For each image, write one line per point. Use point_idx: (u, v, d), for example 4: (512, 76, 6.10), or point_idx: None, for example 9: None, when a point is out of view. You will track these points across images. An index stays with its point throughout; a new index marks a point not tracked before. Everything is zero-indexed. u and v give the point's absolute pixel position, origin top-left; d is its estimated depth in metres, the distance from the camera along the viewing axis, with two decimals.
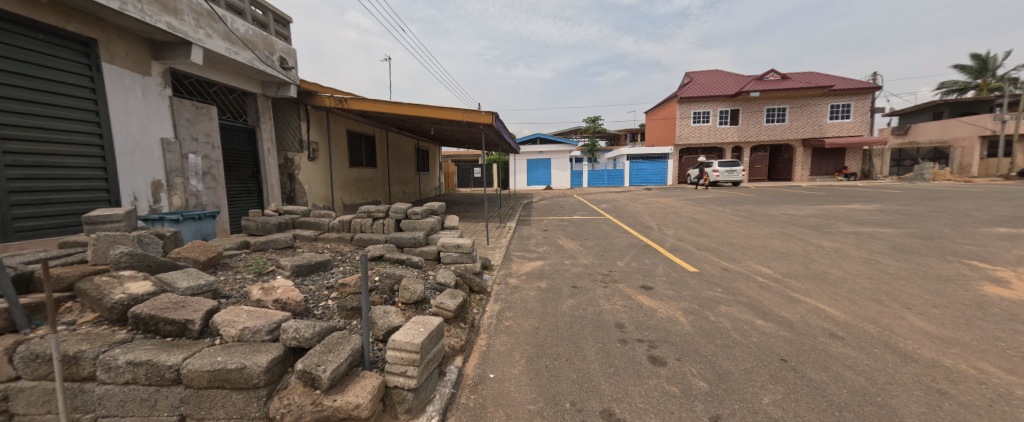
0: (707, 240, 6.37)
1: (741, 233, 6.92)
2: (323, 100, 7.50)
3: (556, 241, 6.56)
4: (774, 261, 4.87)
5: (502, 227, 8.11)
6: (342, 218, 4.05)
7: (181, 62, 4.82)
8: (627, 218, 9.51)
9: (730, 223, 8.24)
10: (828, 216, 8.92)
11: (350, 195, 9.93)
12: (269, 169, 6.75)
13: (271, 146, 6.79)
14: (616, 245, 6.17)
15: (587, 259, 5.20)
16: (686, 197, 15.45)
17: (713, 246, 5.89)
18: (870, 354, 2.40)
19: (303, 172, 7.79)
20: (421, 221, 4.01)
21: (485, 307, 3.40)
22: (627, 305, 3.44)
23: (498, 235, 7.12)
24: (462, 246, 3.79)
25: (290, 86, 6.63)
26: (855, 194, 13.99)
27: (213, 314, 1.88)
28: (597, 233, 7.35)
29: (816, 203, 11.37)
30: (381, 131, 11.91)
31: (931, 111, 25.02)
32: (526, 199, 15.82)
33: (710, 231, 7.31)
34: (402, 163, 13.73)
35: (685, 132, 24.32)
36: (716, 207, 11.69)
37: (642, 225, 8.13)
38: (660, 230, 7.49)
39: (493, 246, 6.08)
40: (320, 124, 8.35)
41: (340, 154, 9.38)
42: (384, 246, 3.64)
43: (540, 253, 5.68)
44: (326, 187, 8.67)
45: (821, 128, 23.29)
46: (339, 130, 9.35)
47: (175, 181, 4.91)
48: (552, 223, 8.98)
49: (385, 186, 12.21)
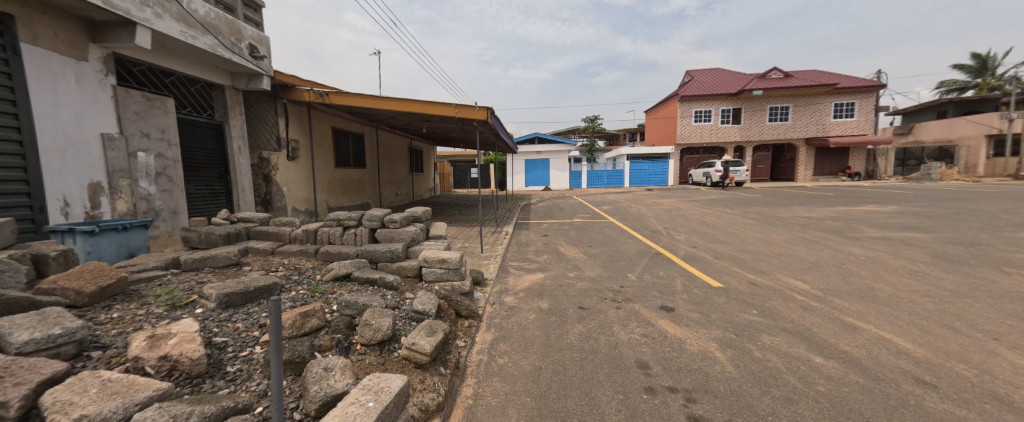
0: (724, 248, 5.77)
1: (759, 239, 6.33)
2: (302, 94, 6.89)
3: (557, 249, 5.94)
4: (806, 273, 4.27)
5: (498, 232, 7.48)
6: (307, 227, 3.41)
7: (126, 46, 4.16)
8: (632, 222, 8.90)
9: (744, 227, 7.63)
10: (846, 219, 8.35)
11: (336, 198, 9.28)
12: (240, 170, 6.09)
13: (242, 144, 6.14)
14: (625, 253, 5.55)
15: (593, 271, 4.59)
16: (690, 198, 14.89)
17: (732, 255, 5.28)
18: (986, 415, 1.79)
19: (281, 173, 7.14)
20: (400, 231, 3.39)
21: (474, 337, 2.77)
22: (647, 334, 2.82)
23: (494, 242, 6.50)
24: (448, 261, 3.17)
25: (263, 78, 5.99)
26: (866, 195, 13.44)
27: (51, 386, 1.23)
28: (602, 239, 6.74)
29: (829, 205, 10.82)
30: (371, 129, 11.28)
31: (935, 110, 24.59)
32: (524, 200, 15.23)
33: (724, 236, 6.71)
34: (393, 163, 13.09)
35: (686, 131, 23.80)
36: (724, 208, 11.13)
37: (649, 230, 7.52)
38: (670, 236, 6.88)
39: (487, 255, 5.45)
40: (300, 121, 7.70)
41: (325, 153, 8.73)
42: (354, 262, 3.01)
43: (541, 263, 5.05)
44: (308, 189, 8.01)
45: (825, 128, 22.83)
46: (323, 128, 8.70)
47: (119, 183, 4.26)
48: (552, 227, 8.36)
49: (375, 188, 11.57)
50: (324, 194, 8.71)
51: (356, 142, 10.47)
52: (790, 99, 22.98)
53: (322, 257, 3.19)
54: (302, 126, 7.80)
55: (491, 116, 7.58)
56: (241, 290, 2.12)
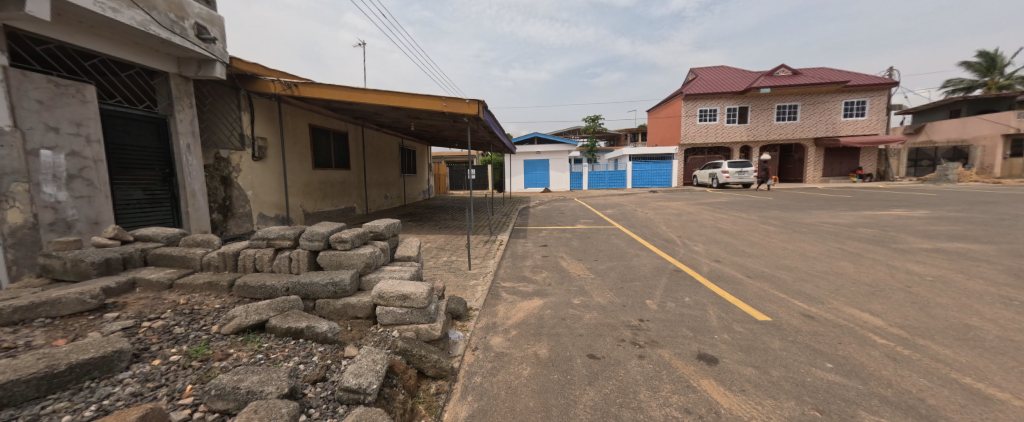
0: (754, 263, 4.91)
1: (792, 251, 5.47)
2: (270, 86, 6.09)
3: (559, 264, 5.09)
4: (870, 302, 3.41)
5: (492, 242, 6.64)
6: (225, 249, 2.55)
7: (19, 16, 3.25)
8: (641, 229, 8.05)
9: (769, 236, 6.77)
10: (880, 226, 7.49)
11: (314, 202, 8.41)
12: (189, 171, 5.24)
13: (192, 141, 5.28)
14: (638, 270, 4.70)
15: (603, 296, 3.73)
16: (698, 201, 14.03)
17: (768, 273, 4.42)
18: None
19: (244, 176, 6.31)
20: (350, 255, 2.53)
21: (443, 414, 1.91)
22: (689, 409, 1.94)
23: (486, 254, 5.65)
24: (410, 298, 2.31)
25: (215, 64, 5.18)
26: (887, 197, 12.56)
27: None
28: (609, 250, 5.91)
29: (852, 209, 10.00)
30: (357, 128, 10.46)
31: (948, 109, 23.73)
32: (523, 203, 14.41)
33: (749, 247, 5.89)
34: (383, 164, 12.27)
35: (690, 131, 23.00)
36: (739, 212, 10.32)
37: (662, 239, 6.68)
38: (688, 248, 6.03)
39: (476, 273, 4.59)
40: (268, 117, 6.86)
41: (300, 154, 7.90)
42: (276, 301, 2.14)
43: (539, 285, 4.19)
44: (280, 194, 7.19)
45: (834, 127, 22.06)
46: (299, 125, 7.87)
47: (11, 189, 3.33)
48: (552, 235, 7.52)
49: (362, 191, 10.76)
50: (301, 198, 7.89)
51: (340, 141, 9.65)
52: (799, 97, 22.20)
53: (237, 293, 2.32)
54: (270, 123, 6.95)
55: (484, 111, 6.71)
56: (32, 376, 1.23)
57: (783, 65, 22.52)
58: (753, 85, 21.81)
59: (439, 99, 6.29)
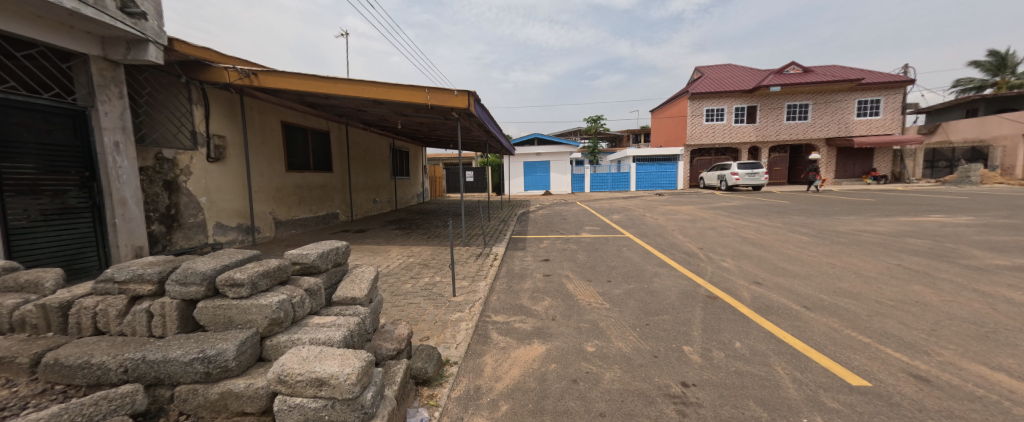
0: (804, 287, 4.00)
1: (844, 271, 4.54)
2: (224, 74, 5.22)
3: (564, 287, 4.18)
4: (994, 354, 2.48)
5: (485, 257, 5.72)
6: (51, 298, 1.65)
7: None
8: (655, 238, 7.12)
9: (806, 249, 5.83)
10: (929, 236, 6.57)
11: (286, 209, 7.50)
12: (119, 175, 4.35)
13: (121, 138, 4.39)
14: (663, 297, 3.78)
15: (625, 341, 2.80)
16: (710, 205, 13.11)
17: (830, 303, 3.48)
18: None
19: (195, 180, 5.43)
20: (245, 307, 1.60)
21: None
22: None
23: (477, 274, 4.74)
24: (328, 384, 1.37)
25: (148, 46, 4.31)
26: (915, 202, 11.63)
27: None
28: (622, 268, 4.98)
29: (885, 215, 9.07)
30: (340, 126, 9.59)
31: (963, 108, 22.83)
32: (523, 208, 13.53)
33: (789, 264, 4.98)
34: (371, 166, 11.39)
35: (697, 131, 22.12)
36: (759, 218, 9.42)
37: (682, 254, 5.78)
38: (715, 264, 5.10)
39: (461, 303, 3.68)
40: (228, 112, 5.98)
41: (271, 154, 7.03)
42: (79, 404, 1.22)
43: (540, 321, 3.25)
44: (244, 200, 6.32)
45: (847, 127, 21.20)
46: (269, 123, 7.00)
47: None
48: (555, 246, 6.61)
49: (347, 195, 9.89)
50: (271, 205, 7.02)
51: (320, 141, 8.77)
52: (809, 96, 21.34)
53: (43, 378, 1.41)
54: (231, 119, 6.07)
55: (475, 105, 5.80)
56: None
57: (792, 62, 21.71)
58: (762, 84, 20.96)
59: (423, 89, 5.36)
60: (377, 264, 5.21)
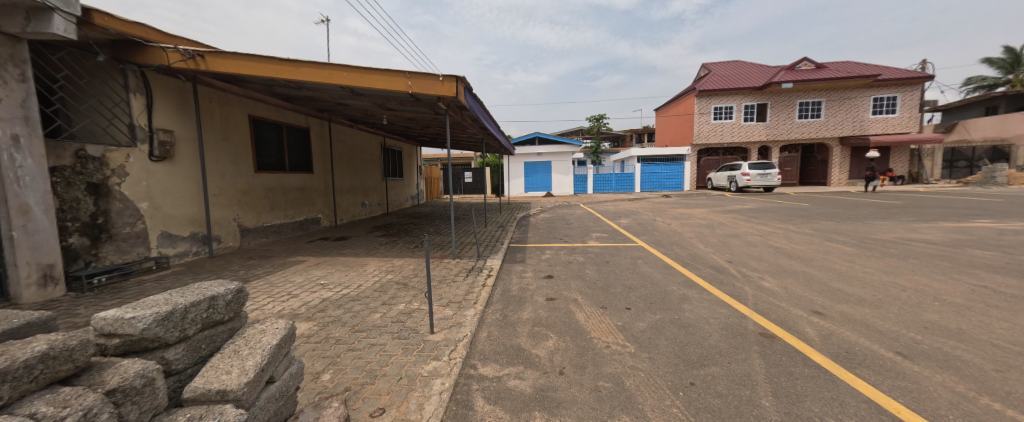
0: (883, 321, 3.10)
1: (920, 295, 3.65)
2: (162, 57, 4.36)
3: (572, 318, 3.32)
4: None
5: (478, 273, 4.85)
6: None
7: None
8: (673, 249, 6.23)
9: (857, 263, 4.93)
10: (993, 246, 5.67)
11: (256, 215, 6.63)
12: (21, 177, 3.48)
13: (25, 131, 3.52)
14: (704, 336, 2.89)
15: (668, 418, 1.92)
16: (723, 208, 12.21)
17: (932, 349, 2.59)
18: None
19: (134, 182, 4.56)
20: None
21: None
22: None
23: (465, 297, 3.88)
24: None
25: (53, 16, 3.43)
26: (949, 204, 10.71)
27: None
28: (642, 290, 4.10)
29: (927, 220, 8.16)
30: (322, 123, 8.75)
31: (982, 105, 21.86)
32: (524, 211, 12.67)
33: (845, 284, 4.10)
34: (359, 166, 10.55)
35: (704, 130, 21.20)
36: (784, 223, 8.54)
37: (710, 269, 4.88)
38: (754, 284, 4.21)
39: (441, 345, 2.80)
40: (177, 103, 5.14)
41: (235, 152, 6.18)
42: None
43: (544, 377, 2.36)
44: (200, 205, 5.46)
45: (861, 125, 20.31)
46: (233, 117, 6.15)
47: None
48: (559, 258, 5.75)
49: (330, 198, 9.04)
50: (236, 210, 6.17)
51: (298, 138, 7.93)
52: (823, 93, 20.44)
53: None
54: (182, 111, 5.21)
55: (465, 94, 4.95)
56: None
57: (804, 58, 20.83)
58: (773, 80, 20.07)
59: (403, 74, 4.48)
60: (348, 283, 4.33)
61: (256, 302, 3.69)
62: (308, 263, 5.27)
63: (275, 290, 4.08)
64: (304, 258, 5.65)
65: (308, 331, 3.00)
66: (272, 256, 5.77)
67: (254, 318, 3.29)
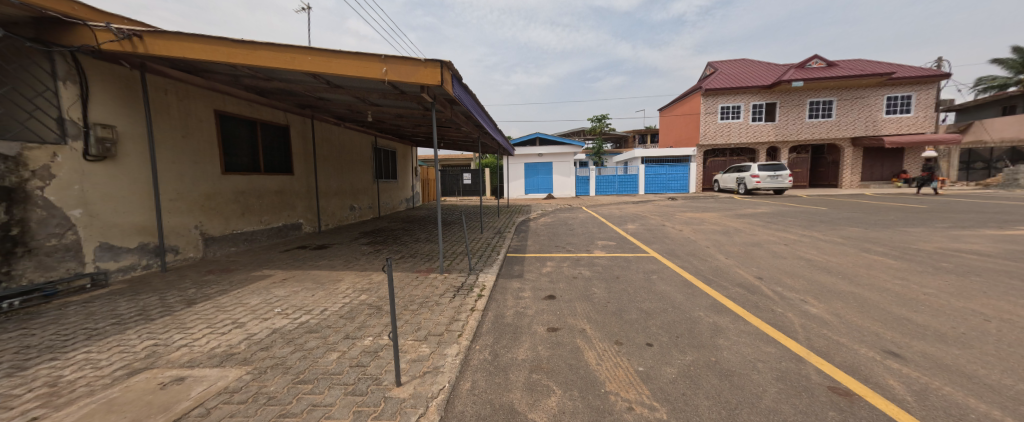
0: (986, 368, 2.38)
1: (1012, 328, 2.94)
2: (90, 36, 3.72)
3: (581, 361, 2.60)
4: None
5: (467, 294, 4.12)
6: None
7: None
8: (690, 261, 5.52)
9: (910, 282, 4.21)
10: None
11: (223, 222, 5.93)
12: None
13: None
14: (758, 393, 2.16)
15: None
16: (735, 212, 11.51)
17: None
18: None
19: (63, 186, 3.89)
20: None
21: None
22: None
23: (448, 328, 3.16)
24: None
25: None
26: (979, 209, 9.99)
27: None
28: (664, 318, 3.37)
29: (965, 227, 7.44)
30: (304, 120, 8.07)
31: (999, 105, 21.09)
32: (523, 215, 12.00)
33: (910, 310, 3.38)
34: (347, 167, 9.84)
35: (711, 129, 20.45)
36: (808, 230, 7.81)
37: (739, 289, 4.16)
38: (797, 310, 3.48)
39: (406, 407, 2.05)
40: (123, 94, 4.47)
41: (197, 152, 5.48)
42: None
43: None
44: (151, 211, 4.77)
45: (874, 125, 19.60)
46: (195, 111, 5.46)
47: None
48: (562, 272, 5.04)
49: (313, 201, 8.36)
50: (198, 216, 5.49)
51: (275, 136, 7.25)
52: (834, 92, 19.76)
53: None
54: (128, 104, 4.54)
55: (452, 82, 4.26)
56: None
57: (815, 56, 20.16)
58: (782, 78, 19.39)
59: (378, 58, 3.79)
60: (311, 306, 3.62)
61: (189, 335, 2.98)
62: (273, 279, 4.56)
63: (219, 316, 3.37)
64: (270, 272, 4.94)
65: (234, 384, 2.27)
66: (235, 270, 5.04)
67: (176, 358, 2.58)
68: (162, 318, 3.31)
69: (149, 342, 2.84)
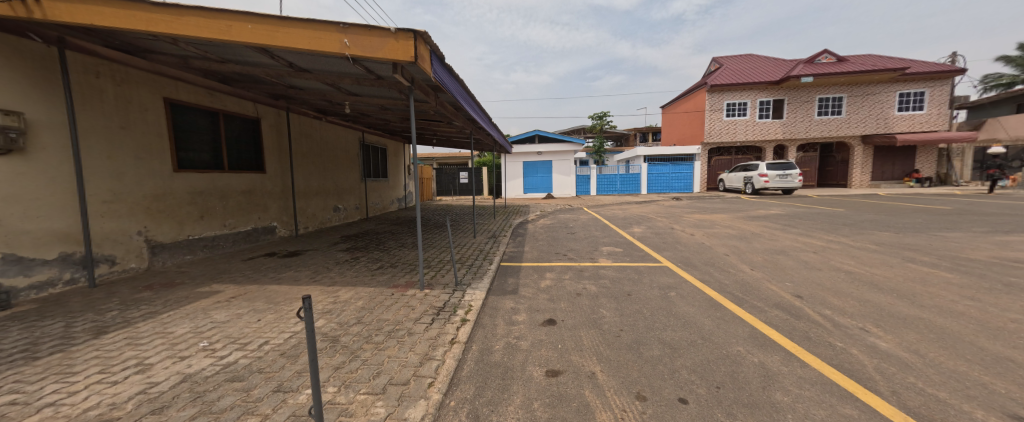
0: None
1: None
2: None
3: None
4: None
5: (449, 318, 3.37)
6: None
7: None
8: (710, 273, 4.79)
9: (984, 303, 3.48)
10: None
11: (176, 227, 5.19)
12: None
13: None
14: None
15: None
16: (747, 213, 10.79)
17: None
18: None
19: None
20: None
21: None
22: None
23: (416, 373, 2.42)
24: None
25: None
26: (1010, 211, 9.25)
27: None
28: (696, 358, 2.61)
29: (1009, 233, 6.67)
30: (278, 113, 7.31)
31: (1014, 101, 20.35)
32: (521, 217, 11.25)
33: (1011, 346, 2.64)
34: (330, 165, 9.08)
35: (716, 127, 19.62)
36: (835, 235, 7.06)
37: (780, 312, 3.41)
38: (863, 345, 2.74)
39: None
40: (36, 75, 3.72)
41: (141, 145, 4.73)
42: None
43: None
44: (75, 216, 4.02)
45: (885, 123, 18.92)
46: (138, 98, 4.71)
47: None
48: (564, 287, 4.29)
49: (289, 202, 7.59)
50: (143, 220, 4.74)
51: (243, 130, 6.50)
52: (844, 88, 19.06)
53: None
54: (43, 86, 3.78)
55: (432, 60, 3.52)
56: None
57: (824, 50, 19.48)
58: (791, 74, 18.68)
59: (336, 26, 3.05)
60: (249, 337, 2.89)
61: (66, 386, 2.22)
62: (218, 298, 3.82)
63: (124, 355, 2.61)
64: (219, 288, 4.17)
65: None
66: (179, 284, 4.27)
67: None
68: (50, 356, 2.57)
69: (4, 399, 2.07)
